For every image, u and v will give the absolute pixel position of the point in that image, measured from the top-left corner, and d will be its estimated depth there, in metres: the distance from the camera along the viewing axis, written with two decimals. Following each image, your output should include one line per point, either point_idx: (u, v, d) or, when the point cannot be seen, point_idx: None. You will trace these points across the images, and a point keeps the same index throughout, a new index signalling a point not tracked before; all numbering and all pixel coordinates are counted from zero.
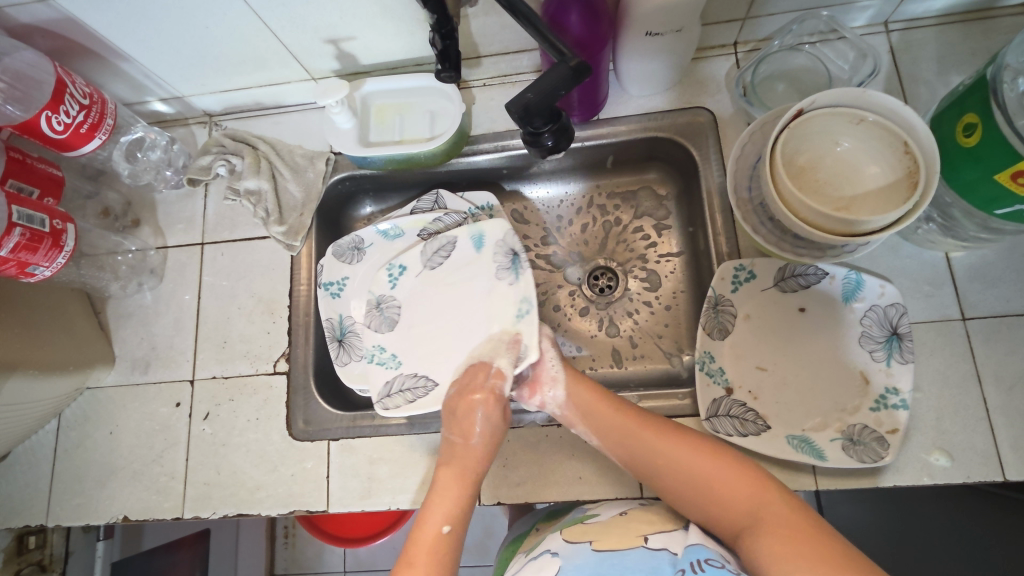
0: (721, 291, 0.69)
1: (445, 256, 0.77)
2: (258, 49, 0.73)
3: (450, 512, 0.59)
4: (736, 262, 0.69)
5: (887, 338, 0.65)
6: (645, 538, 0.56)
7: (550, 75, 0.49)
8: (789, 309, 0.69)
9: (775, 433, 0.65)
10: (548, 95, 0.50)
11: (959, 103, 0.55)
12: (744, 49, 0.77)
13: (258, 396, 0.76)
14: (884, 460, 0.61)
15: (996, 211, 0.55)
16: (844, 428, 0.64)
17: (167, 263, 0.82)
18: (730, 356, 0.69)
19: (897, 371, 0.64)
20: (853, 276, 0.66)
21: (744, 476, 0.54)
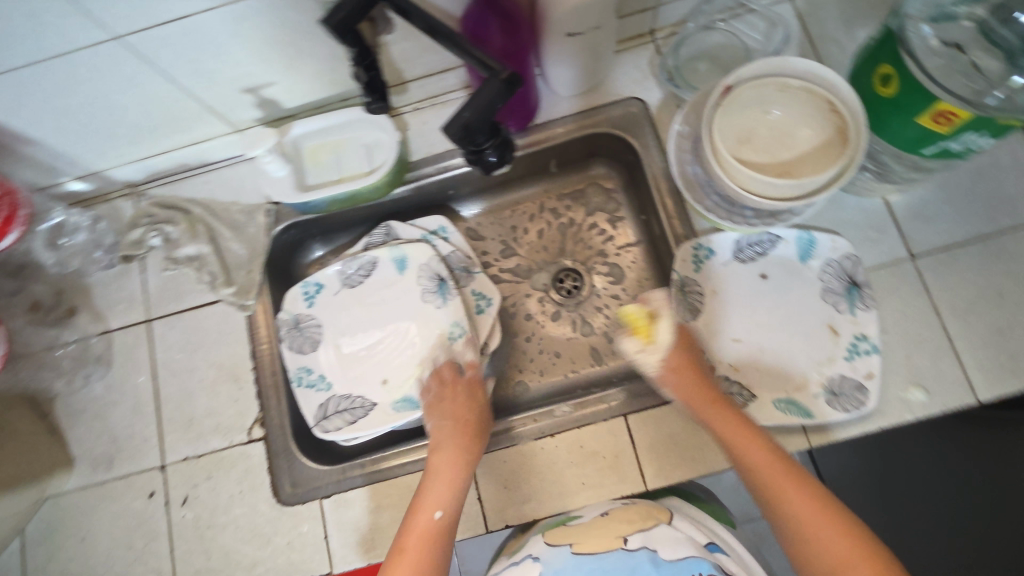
0: (684, 272, 0.70)
1: (365, 274, 0.77)
2: (173, 110, 0.69)
3: (444, 499, 0.62)
4: (692, 242, 0.71)
5: (847, 289, 0.67)
6: (623, 539, 0.59)
7: (483, 90, 0.48)
8: (752, 277, 0.71)
9: (763, 400, 0.67)
10: (485, 111, 0.49)
11: (871, 57, 0.58)
12: (663, 35, 0.78)
13: (237, 468, 0.72)
14: (867, 406, 0.63)
15: (924, 152, 0.57)
16: (826, 382, 0.66)
17: (113, 348, 0.77)
18: (706, 333, 0.70)
19: (862, 318, 0.66)
20: (805, 235, 0.69)
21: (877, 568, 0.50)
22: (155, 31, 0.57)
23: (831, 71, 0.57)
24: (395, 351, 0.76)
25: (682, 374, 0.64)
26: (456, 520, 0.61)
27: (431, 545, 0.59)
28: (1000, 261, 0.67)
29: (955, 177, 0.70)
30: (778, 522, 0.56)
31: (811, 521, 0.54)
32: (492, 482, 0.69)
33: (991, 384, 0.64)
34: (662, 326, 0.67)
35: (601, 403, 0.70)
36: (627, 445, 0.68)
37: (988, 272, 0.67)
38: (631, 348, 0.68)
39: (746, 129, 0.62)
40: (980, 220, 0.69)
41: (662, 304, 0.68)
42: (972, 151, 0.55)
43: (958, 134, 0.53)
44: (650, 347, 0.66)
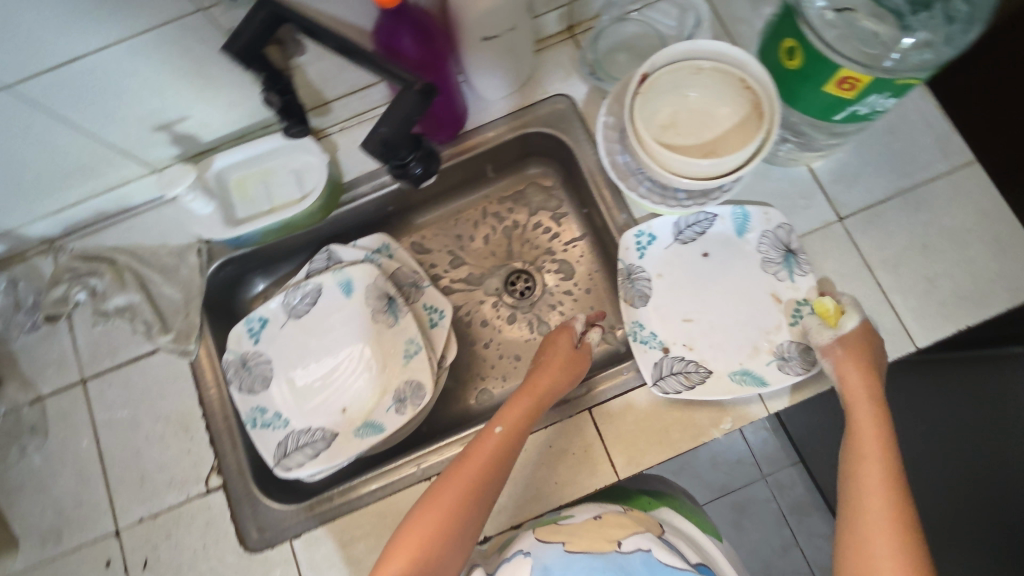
0: (629, 259, 0.72)
1: (312, 301, 0.75)
2: (81, 156, 0.66)
3: (509, 420, 0.62)
4: (634, 229, 0.71)
5: (784, 257, 0.69)
6: (617, 542, 0.59)
7: (399, 104, 0.47)
8: (694, 256, 0.72)
9: (719, 373, 0.68)
10: (403, 125, 0.48)
11: (775, 32, 0.60)
12: (580, 30, 0.79)
13: (198, 521, 0.68)
14: (817, 365, 0.65)
15: (835, 117, 0.59)
16: (775, 348, 0.67)
17: (47, 415, 0.72)
18: (657, 317, 0.71)
19: (801, 284, 0.68)
20: (739, 210, 0.70)
21: None
22: (46, 76, 0.54)
23: (739, 50, 0.58)
24: (351, 378, 0.74)
25: (850, 363, 0.60)
26: (513, 444, 0.61)
27: (495, 464, 0.59)
28: (921, 212, 0.71)
29: (871, 138, 0.74)
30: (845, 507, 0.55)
31: (874, 531, 0.51)
32: None
33: (927, 330, 0.67)
34: (848, 321, 0.62)
35: (564, 401, 0.69)
36: (595, 439, 0.68)
37: (911, 224, 0.71)
38: (809, 324, 0.64)
39: (668, 114, 0.63)
40: (897, 176, 0.72)
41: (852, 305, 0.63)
42: (878, 113, 0.58)
43: (863, 98, 0.55)
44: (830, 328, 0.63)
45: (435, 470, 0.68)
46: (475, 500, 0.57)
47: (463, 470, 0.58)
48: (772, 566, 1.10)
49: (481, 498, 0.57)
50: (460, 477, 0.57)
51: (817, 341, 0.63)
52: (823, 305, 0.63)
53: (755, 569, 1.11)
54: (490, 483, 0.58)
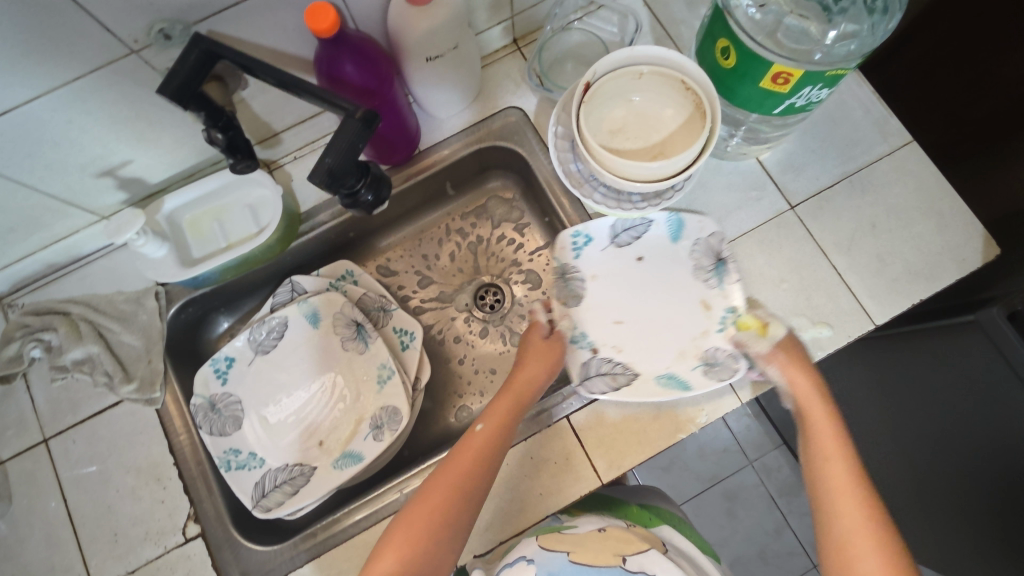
0: (564, 259, 0.73)
1: (279, 335, 0.74)
2: (23, 209, 0.64)
3: (490, 419, 0.63)
4: (571, 230, 0.72)
5: (715, 265, 0.71)
6: (622, 557, 0.61)
7: (341, 134, 0.47)
8: (627, 260, 0.74)
9: (643, 379, 0.69)
10: (347, 154, 0.47)
11: (709, 33, 0.61)
12: (524, 43, 0.81)
13: (178, 573, 0.66)
14: (738, 372, 0.66)
15: (775, 111, 0.61)
16: (702, 354, 0.69)
17: (10, 479, 0.70)
18: (591, 318, 0.73)
19: (730, 292, 0.70)
20: (674, 217, 0.71)
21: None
22: None
23: (676, 53, 0.60)
24: (325, 409, 0.73)
25: (797, 369, 0.62)
26: (497, 442, 0.62)
27: (473, 466, 0.59)
28: (867, 193, 0.73)
29: (814, 126, 0.76)
30: (820, 510, 0.57)
31: (857, 534, 0.54)
32: None
33: (884, 307, 0.70)
34: (776, 329, 0.65)
35: (541, 411, 0.69)
36: (575, 446, 0.68)
37: (859, 206, 0.73)
38: (736, 338, 0.68)
39: (615, 120, 0.64)
40: (842, 161, 0.75)
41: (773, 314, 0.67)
42: (814, 104, 0.59)
43: (797, 91, 0.57)
44: (761, 338, 0.66)
45: None
46: (454, 505, 0.57)
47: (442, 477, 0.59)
48: (767, 551, 1.12)
49: (462, 503, 0.58)
50: (444, 480, 0.59)
51: (751, 351, 0.66)
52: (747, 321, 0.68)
53: (750, 556, 1.12)
54: (471, 484, 0.59)
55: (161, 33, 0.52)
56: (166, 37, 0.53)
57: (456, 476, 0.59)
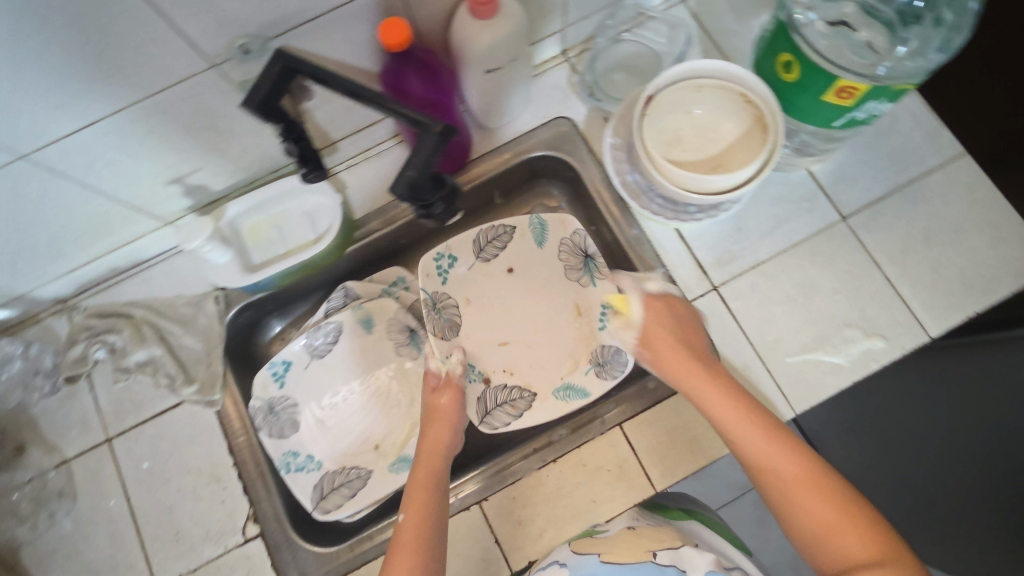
0: (432, 288, 0.75)
1: (333, 339, 0.75)
2: (95, 215, 0.66)
3: (413, 504, 0.61)
4: (433, 254, 0.75)
5: (585, 263, 0.77)
6: (652, 553, 0.61)
7: (419, 147, 0.47)
8: (501, 272, 0.78)
9: (544, 393, 0.75)
10: (426, 167, 0.48)
11: (769, 47, 0.61)
12: (574, 53, 0.81)
13: (238, 572, 0.68)
14: (624, 367, 0.73)
15: (835, 123, 0.61)
16: (591, 356, 0.75)
17: (75, 478, 0.71)
18: (475, 346, 0.77)
19: (602, 286, 0.76)
20: (536, 220, 0.77)
21: (856, 533, 0.53)
22: (63, 143, 0.54)
23: (738, 67, 0.60)
24: (380, 412, 0.75)
25: (659, 344, 0.67)
26: (431, 527, 0.60)
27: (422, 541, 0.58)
28: (919, 206, 0.73)
29: (866, 137, 0.76)
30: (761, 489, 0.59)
31: (800, 495, 0.56)
32: (506, 521, 0.68)
33: (937, 319, 0.70)
34: (633, 305, 0.71)
35: (595, 419, 0.70)
36: (628, 454, 0.69)
37: (912, 218, 0.73)
38: (613, 330, 0.73)
39: (673, 131, 0.64)
40: (894, 172, 0.75)
41: (629, 285, 0.72)
42: (875, 117, 0.59)
43: (860, 105, 0.57)
44: (629, 327, 0.71)
45: (474, 497, 0.69)
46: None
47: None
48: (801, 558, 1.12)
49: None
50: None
51: (626, 345, 0.72)
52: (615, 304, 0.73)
53: None
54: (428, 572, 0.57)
55: (241, 48, 0.54)
56: (245, 52, 0.54)
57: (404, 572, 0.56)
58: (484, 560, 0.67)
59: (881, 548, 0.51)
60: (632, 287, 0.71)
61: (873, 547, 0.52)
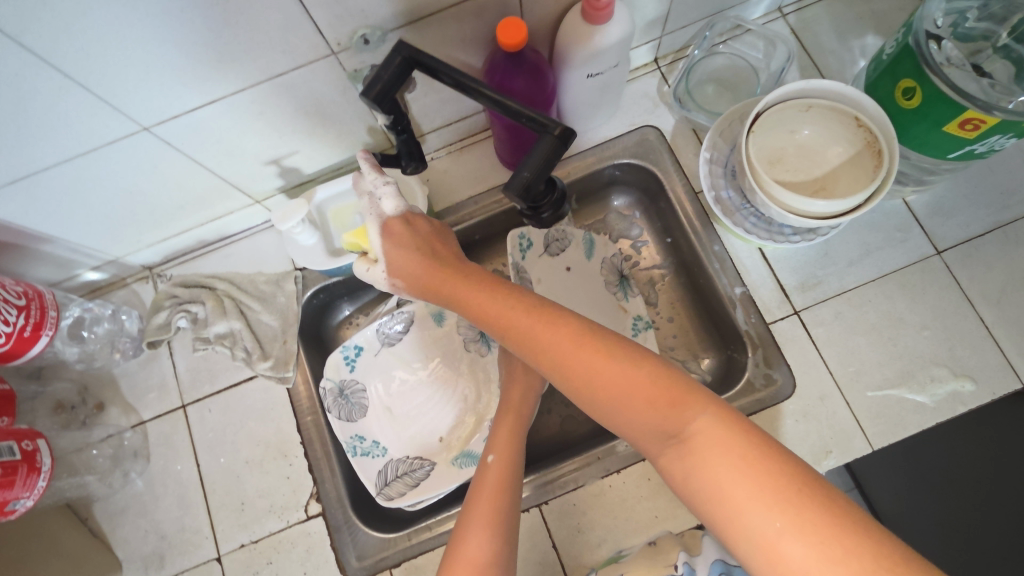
0: (517, 259, 0.73)
1: (404, 328, 0.76)
2: (194, 188, 0.68)
3: (499, 446, 0.60)
4: (518, 232, 0.73)
5: (620, 282, 0.80)
6: (673, 567, 0.59)
7: (538, 150, 0.48)
8: (559, 268, 0.78)
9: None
10: (542, 169, 0.49)
11: (889, 71, 0.59)
12: (666, 62, 0.80)
13: (299, 548, 0.69)
14: None
15: (950, 155, 0.59)
16: None
17: (149, 440, 0.74)
18: None
19: (632, 302, 0.78)
20: (587, 237, 0.79)
21: (653, 400, 0.44)
22: (182, 117, 0.56)
23: (853, 88, 0.59)
24: (445, 405, 0.75)
25: (407, 260, 0.58)
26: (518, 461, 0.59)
27: (507, 478, 0.56)
28: (1021, 246, 0.70)
29: (968, 170, 0.73)
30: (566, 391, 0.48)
31: (608, 387, 0.45)
32: (566, 527, 0.68)
33: None
34: (371, 234, 0.60)
35: None
36: None
37: (1012, 258, 0.70)
38: (359, 271, 0.63)
39: (774, 150, 0.63)
40: (996, 209, 0.72)
41: (363, 207, 0.59)
42: (996, 151, 0.57)
43: (984, 138, 0.55)
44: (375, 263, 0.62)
45: (535, 500, 0.69)
46: (503, 524, 0.53)
47: (481, 510, 0.53)
48: None
49: (507, 519, 0.53)
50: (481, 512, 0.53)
51: (378, 281, 0.61)
52: (352, 242, 0.64)
53: None
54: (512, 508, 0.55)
55: (361, 37, 0.54)
56: (365, 42, 0.55)
57: (491, 507, 0.54)
58: (540, 563, 0.67)
59: (684, 412, 0.42)
60: (368, 213, 0.59)
61: (675, 411, 0.43)
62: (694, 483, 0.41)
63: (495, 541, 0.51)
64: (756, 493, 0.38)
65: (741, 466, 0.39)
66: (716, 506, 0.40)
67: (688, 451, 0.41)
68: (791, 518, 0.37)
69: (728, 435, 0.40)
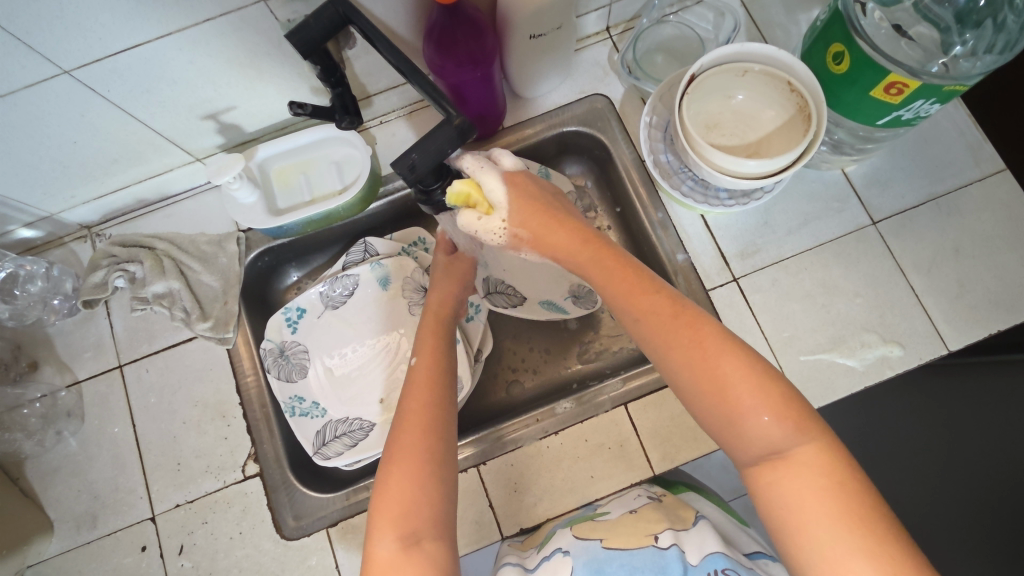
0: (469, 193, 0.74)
1: (347, 292, 0.76)
2: (130, 142, 0.66)
3: (425, 350, 0.60)
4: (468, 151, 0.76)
5: None
6: (654, 537, 0.57)
7: (435, 137, 0.48)
8: None
9: (532, 300, 0.79)
10: (433, 157, 0.48)
11: (822, 37, 0.60)
12: (618, 31, 0.80)
13: (235, 508, 0.69)
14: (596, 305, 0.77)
15: (879, 122, 0.60)
16: (572, 286, 0.79)
17: (84, 400, 0.73)
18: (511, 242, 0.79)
19: None
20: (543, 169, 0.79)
21: (773, 407, 0.46)
22: (105, 63, 0.54)
23: (788, 53, 0.59)
24: (387, 368, 0.75)
25: (532, 215, 0.56)
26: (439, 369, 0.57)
27: (428, 418, 0.53)
28: (953, 218, 0.72)
29: (905, 143, 0.74)
30: (667, 364, 0.50)
31: (734, 387, 0.46)
32: (502, 486, 0.69)
33: (960, 334, 0.69)
34: (490, 184, 0.57)
35: (601, 395, 0.70)
36: (630, 434, 0.69)
37: (943, 230, 0.72)
38: (467, 222, 0.56)
39: (711, 114, 0.64)
40: (930, 182, 0.73)
41: (480, 164, 0.58)
42: (921, 118, 0.58)
43: (908, 103, 0.55)
44: (489, 213, 0.56)
45: (472, 461, 0.70)
46: (435, 475, 0.50)
47: (405, 451, 0.51)
48: None
49: (435, 445, 0.52)
50: (415, 430, 0.52)
51: (491, 233, 0.57)
52: (461, 191, 0.54)
53: None
54: (438, 437, 0.53)
55: None
56: None
57: (413, 453, 0.51)
58: (477, 523, 0.68)
59: (796, 429, 0.45)
60: (485, 167, 0.57)
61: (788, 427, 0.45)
62: (770, 494, 0.45)
63: (422, 490, 0.49)
64: (848, 536, 0.41)
65: (828, 495, 0.43)
66: (789, 514, 0.44)
67: (790, 469, 0.44)
68: (867, 546, 0.41)
69: (821, 463, 0.44)
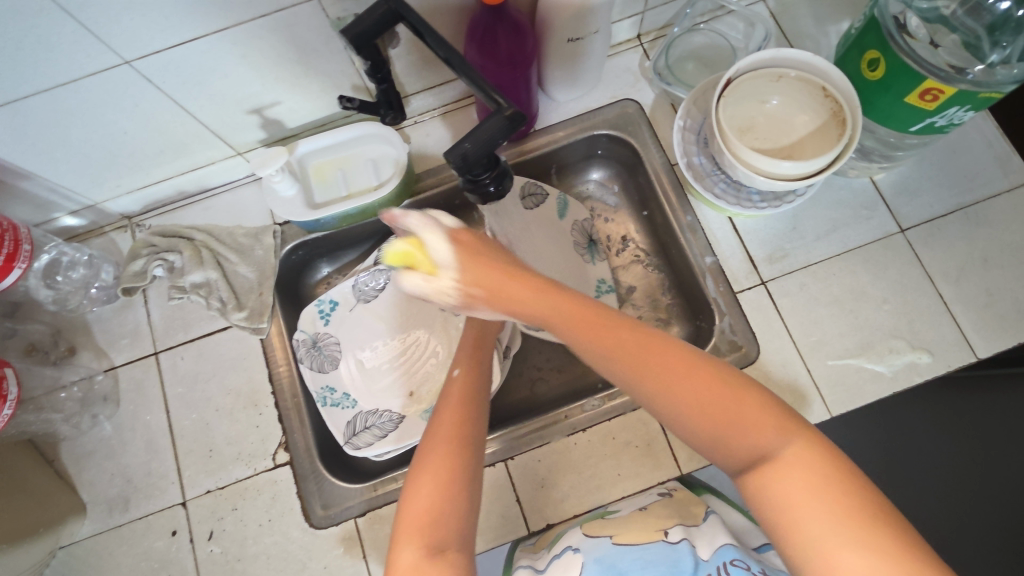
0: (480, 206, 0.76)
1: (380, 286, 0.77)
2: (175, 134, 0.68)
3: (466, 361, 0.61)
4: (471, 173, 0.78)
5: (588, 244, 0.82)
6: (664, 532, 0.57)
7: (485, 125, 0.49)
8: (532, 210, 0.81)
9: None
10: (484, 145, 0.50)
11: (857, 44, 0.61)
12: (649, 39, 0.82)
13: (264, 495, 0.70)
14: None
15: (911, 128, 0.61)
16: None
17: (120, 385, 0.74)
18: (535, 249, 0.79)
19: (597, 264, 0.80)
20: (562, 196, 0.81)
21: (751, 414, 0.42)
22: (162, 55, 0.57)
23: (823, 59, 0.61)
24: (417, 362, 0.76)
25: (482, 268, 0.53)
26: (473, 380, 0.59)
27: (463, 430, 0.52)
28: (981, 228, 0.72)
29: (934, 154, 0.75)
30: (645, 396, 0.47)
31: (701, 403, 0.44)
32: (529, 482, 0.69)
33: (989, 343, 0.69)
34: (433, 243, 0.55)
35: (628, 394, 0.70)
36: (658, 434, 0.70)
37: (971, 239, 0.72)
38: (412, 286, 0.55)
39: (745, 118, 0.65)
40: (959, 192, 0.74)
41: (420, 222, 0.56)
42: (955, 125, 0.59)
43: (943, 110, 0.56)
44: (434, 274, 0.54)
45: (500, 456, 0.70)
46: (465, 482, 0.49)
47: (437, 459, 0.49)
48: None
49: (468, 460, 0.50)
50: (445, 435, 0.51)
51: (444, 291, 0.55)
52: (402, 250, 0.55)
53: None
54: (469, 443, 0.51)
55: None
56: None
57: (446, 462, 0.49)
58: (503, 517, 0.68)
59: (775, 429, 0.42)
60: (425, 224, 0.56)
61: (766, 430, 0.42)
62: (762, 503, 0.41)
63: (454, 503, 0.47)
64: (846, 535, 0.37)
65: (815, 493, 0.38)
66: (782, 519, 0.39)
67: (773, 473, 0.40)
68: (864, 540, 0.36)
69: (811, 456, 0.40)
